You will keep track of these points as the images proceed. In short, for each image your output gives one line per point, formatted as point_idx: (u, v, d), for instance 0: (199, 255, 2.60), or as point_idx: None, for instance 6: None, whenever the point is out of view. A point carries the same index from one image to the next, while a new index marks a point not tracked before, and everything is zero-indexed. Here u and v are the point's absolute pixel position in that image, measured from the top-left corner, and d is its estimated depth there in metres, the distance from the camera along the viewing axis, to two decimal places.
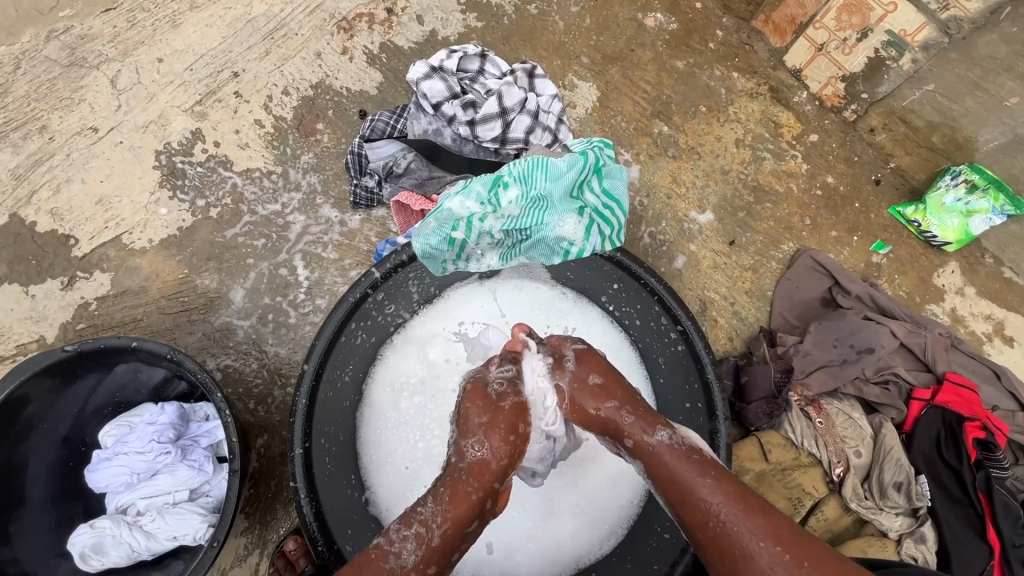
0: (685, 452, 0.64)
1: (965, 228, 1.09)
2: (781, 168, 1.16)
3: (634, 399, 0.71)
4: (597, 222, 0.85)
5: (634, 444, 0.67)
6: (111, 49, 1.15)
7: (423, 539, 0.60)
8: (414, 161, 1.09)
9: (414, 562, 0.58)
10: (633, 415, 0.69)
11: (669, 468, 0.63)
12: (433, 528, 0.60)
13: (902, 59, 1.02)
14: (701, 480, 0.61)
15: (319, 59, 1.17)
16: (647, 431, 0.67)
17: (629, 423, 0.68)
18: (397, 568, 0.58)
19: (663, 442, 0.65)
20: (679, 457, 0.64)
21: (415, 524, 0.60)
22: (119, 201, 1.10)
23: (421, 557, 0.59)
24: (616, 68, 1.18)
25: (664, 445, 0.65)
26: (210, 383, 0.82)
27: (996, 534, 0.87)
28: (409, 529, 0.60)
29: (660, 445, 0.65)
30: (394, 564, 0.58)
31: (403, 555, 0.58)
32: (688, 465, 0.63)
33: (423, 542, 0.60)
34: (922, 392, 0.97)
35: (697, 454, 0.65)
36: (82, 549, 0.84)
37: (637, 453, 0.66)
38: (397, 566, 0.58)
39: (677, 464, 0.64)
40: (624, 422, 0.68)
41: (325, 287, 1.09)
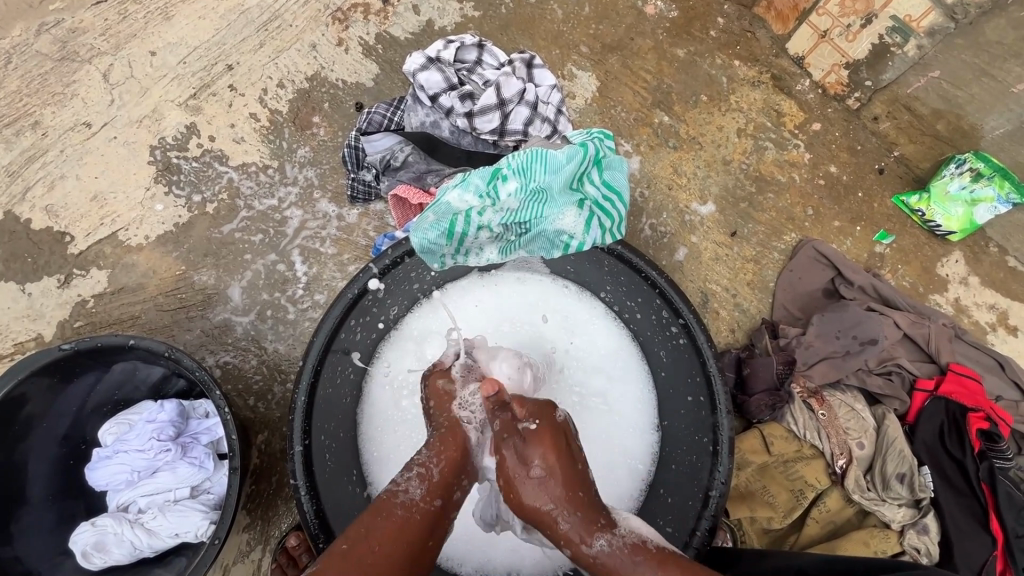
0: (630, 551, 0.60)
1: (970, 217, 1.07)
2: (783, 158, 1.15)
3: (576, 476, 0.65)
4: (598, 214, 0.84)
5: (575, 549, 0.61)
6: (103, 43, 1.13)
7: (425, 477, 0.65)
8: (412, 154, 1.05)
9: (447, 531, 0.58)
10: (573, 514, 0.63)
11: (613, 574, 0.59)
12: (432, 468, 0.66)
13: (907, 46, 1.00)
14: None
15: (314, 50, 1.15)
16: (589, 535, 0.61)
17: (566, 527, 0.62)
18: (406, 500, 0.63)
19: (605, 547, 0.60)
20: (633, 555, 0.59)
21: (416, 466, 0.67)
22: (115, 197, 1.09)
23: None
24: (616, 57, 1.16)
25: (609, 547, 0.60)
26: (209, 381, 0.81)
27: (1000, 524, 0.86)
28: (441, 501, 0.60)
29: (605, 549, 0.60)
30: (404, 497, 0.63)
31: (409, 491, 0.64)
32: (636, 565, 0.58)
33: (425, 479, 0.65)
34: (926, 382, 0.97)
35: (644, 548, 0.60)
36: (84, 547, 0.84)
37: (579, 558, 0.61)
38: (405, 500, 0.63)
39: (625, 567, 0.59)
40: (562, 524, 0.62)
41: (323, 282, 1.08)
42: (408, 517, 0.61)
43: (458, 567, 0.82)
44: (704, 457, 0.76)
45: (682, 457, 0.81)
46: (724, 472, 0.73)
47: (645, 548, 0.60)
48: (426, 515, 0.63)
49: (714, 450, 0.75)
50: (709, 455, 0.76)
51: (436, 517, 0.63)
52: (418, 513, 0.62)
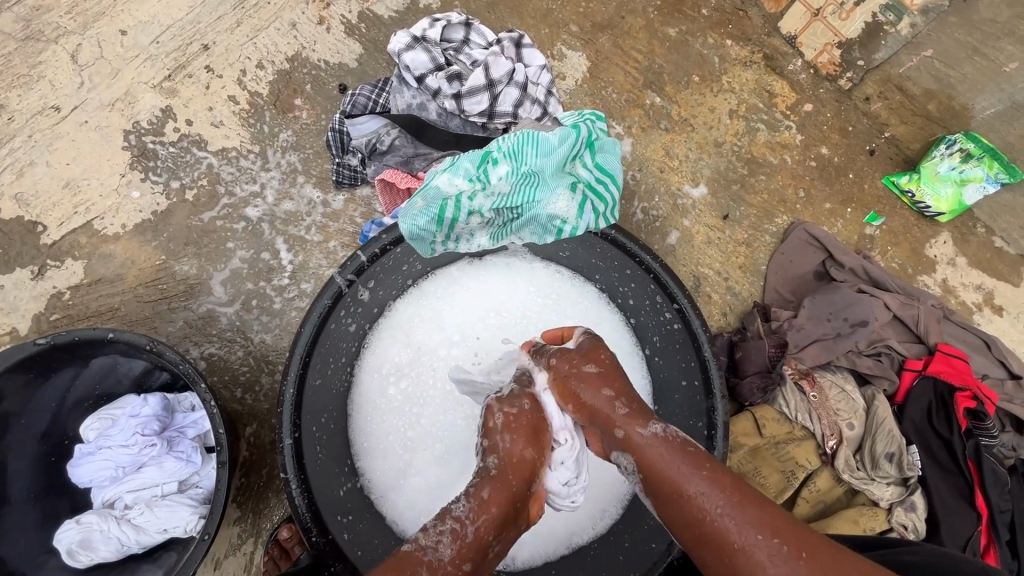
0: (684, 442, 0.58)
1: (959, 198, 1.08)
2: (775, 139, 1.14)
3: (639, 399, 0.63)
4: (591, 198, 0.83)
5: (625, 430, 0.60)
6: (70, 21, 1.08)
7: (458, 534, 0.55)
8: (400, 137, 1.03)
9: (450, 556, 0.53)
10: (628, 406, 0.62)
11: (660, 456, 0.57)
12: (467, 525, 0.55)
13: (900, 24, 0.99)
14: (698, 473, 0.55)
15: (294, 29, 1.10)
16: (643, 420, 0.60)
17: (621, 410, 0.61)
18: (435, 561, 0.52)
19: (658, 433, 0.59)
20: (682, 447, 0.57)
21: (450, 518, 0.56)
22: (89, 183, 1.05)
23: (456, 552, 0.53)
24: (606, 37, 1.14)
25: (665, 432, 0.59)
26: (193, 373, 0.79)
27: (984, 500, 0.88)
28: (443, 524, 0.55)
29: (656, 433, 0.59)
30: (431, 556, 0.52)
31: (439, 548, 0.53)
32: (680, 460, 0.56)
33: (458, 538, 0.54)
34: (914, 362, 0.98)
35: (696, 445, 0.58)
36: (69, 545, 0.82)
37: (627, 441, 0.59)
38: (432, 560, 0.52)
39: (664, 458, 0.57)
40: (617, 406, 0.61)
41: (310, 271, 1.05)
42: None
43: None
44: (698, 441, 0.76)
45: None
46: (719, 456, 0.74)
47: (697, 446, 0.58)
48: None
49: (709, 434, 0.75)
50: (703, 439, 0.76)
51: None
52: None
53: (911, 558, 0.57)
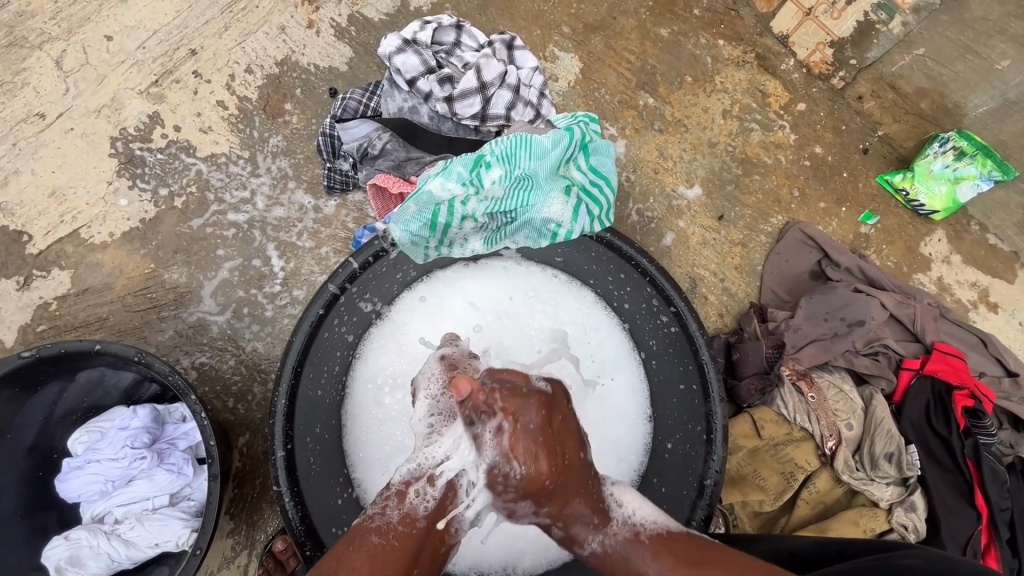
0: (627, 541, 0.60)
1: (953, 195, 1.08)
2: (769, 139, 1.13)
3: (578, 486, 0.61)
4: (585, 201, 0.82)
5: (573, 550, 0.62)
6: (54, 27, 1.06)
7: (404, 497, 0.62)
8: (391, 141, 1.01)
9: (399, 518, 0.60)
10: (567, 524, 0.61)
11: (615, 564, 0.60)
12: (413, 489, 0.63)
13: (892, 22, 1.00)
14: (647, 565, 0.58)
15: (283, 33, 1.09)
16: (582, 537, 0.62)
17: (561, 534, 0.62)
18: (382, 524, 0.60)
19: (598, 545, 0.61)
20: (630, 542, 0.60)
21: (397, 484, 0.64)
22: (75, 192, 1.03)
23: (405, 513, 0.61)
24: (599, 38, 1.13)
25: (603, 547, 0.61)
26: (182, 384, 0.78)
27: (984, 499, 0.88)
28: (390, 492, 0.63)
29: (598, 549, 0.61)
30: (380, 521, 0.60)
31: (386, 513, 0.61)
32: (635, 556, 0.59)
33: (406, 502, 0.62)
34: (911, 361, 0.97)
35: (638, 538, 0.61)
36: (58, 561, 0.81)
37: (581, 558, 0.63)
38: (380, 525, 0.60)
39: (626, 560, 0.60)
40: (556, 531, 0.62)
41: (301, 277, 1.04)
42: (384, 544, 0.58)
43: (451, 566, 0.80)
44: (698, 446, 0.76)
45: (676, 445, 0.80)
46: (718, 461, 0.73)
47: (639, 541, 0.60)
48: (407, 539, 0.59)
49: (708, 438, 0.75)
50: (702, 444, 0.75)
51: (418, 544, 0.59)
52: (397, 539, 0.58)
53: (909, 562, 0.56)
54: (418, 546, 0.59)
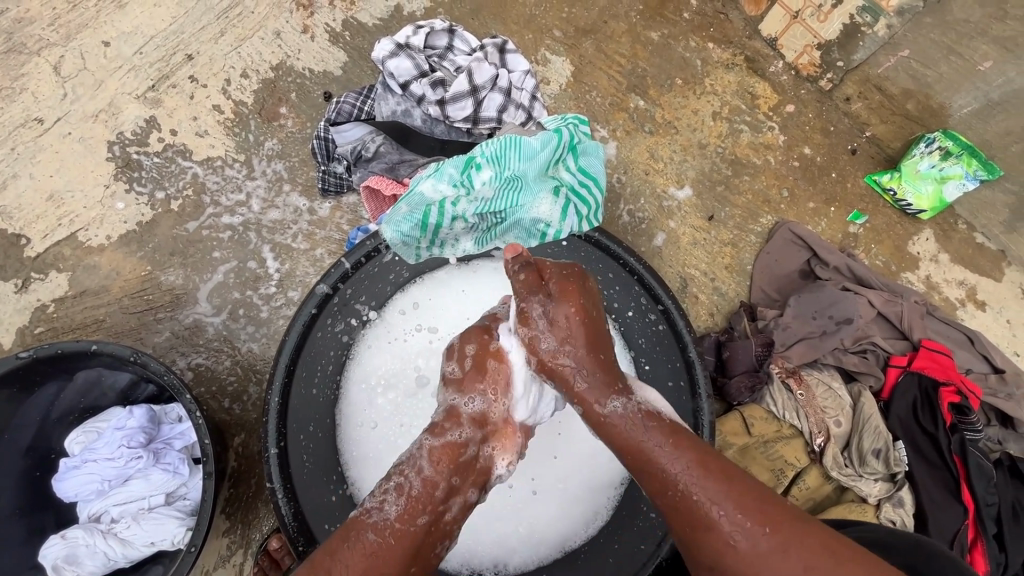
0: (642, 416, 0.59)
1: (939, 194, 1.09)
2: (758, 140, 1.15)
3: (601, 358, 0.64)
4: (574, 202, 0.83)
5: (588, 407, 0.62)
6: (52, 33, 1.07)
7: (404, 491, 0.60)
8: (384, 144, 1.04)
9: (396, 514, 0.58)
10: (590, 376, 0.63)
11: (621, 432, 0.59)
12: (411, 479, 0.60)
13: (877, 25, 1.01)
14: (660, 447, 0.56)
15: (278, 38, 1.10)
16: (603, 396, 0.61)
17: (581, 386, 0.62)
18: (379, 521, 0.57)
19: (618, 409, 0.60)
20: (644, 419, 0.59)
21: (395, 476, 0.61)
22: (72, 196, 1.04)
23: (403, 508, 0.58)
24: (590, 41, 1.15)
25: (624, 409, 0.60)
26: (178, 384, 0.79)
27: (971, 494, 0.89)
28: (389, 483, 0.60)
29: (618, 411, 0.60)
30: (377, 517, 0.58)
31: (384, 508, 0.58)
32: (647, 429, 0.58)
33: (403, 493, 0.59)
34: (899, 358, 0.98)
35: (657, 416, 0.60)
36: (55, 560, 0.82)
37: (589, 416, 0.62)
38: (377, 522, 0.57)
39: (632, 428, 0.59)
40: (577, 383, 0.62)
41: (296, 279, 1.05)
42: (381, 542, 0.56)
43: (443, 563, 0.81)
44: None
45: None
46: None
47: (655, 417, 0.59)
48: (403, 537, 0.57)
49: (694, 434, 0.77)
50: None
51: (414, 540, 0.57)
52: (393, 537, 0.56)
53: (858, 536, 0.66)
54: (417, 542, 0.58)
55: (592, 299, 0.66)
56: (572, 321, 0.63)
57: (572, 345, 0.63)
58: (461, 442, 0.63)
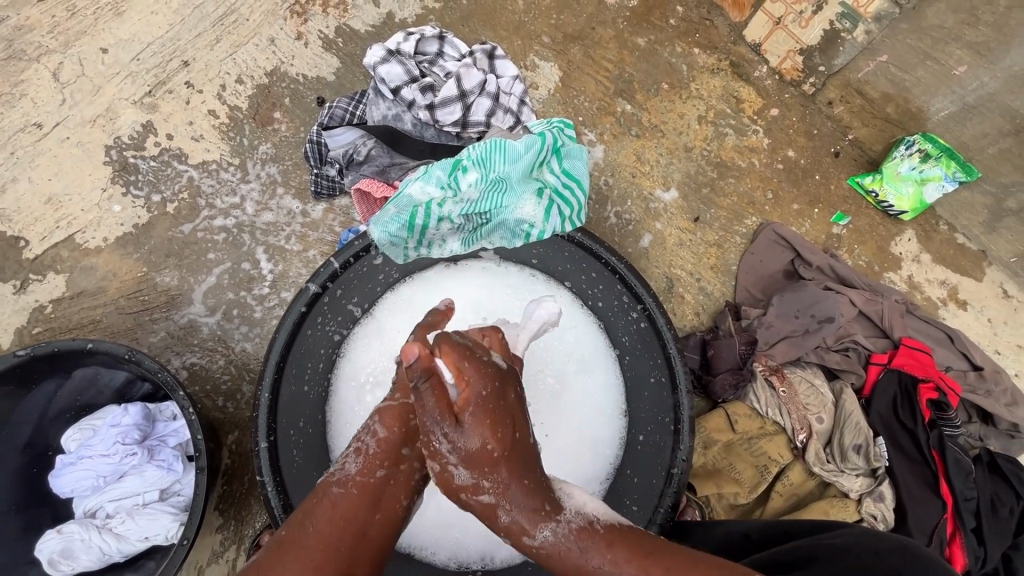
0: (577, 538, 0.55)
1: (920, 196, 1.12)
2: (743, 143, 1.17)
3: (525, 482, 0.56)
4: (557, 203, 0.86)
5: (517, 540, 0.56)
6: (51, 40, 1.10)
7: (361, 451, 0.62)
8: (375, 148, 1.05)
9: (356, 470, 0.60)
10: (514, 507, 0.56)
11: (562, 560, 0.55)
12: (369, 440, 0.62)
13: (856, 31, 1.03)
14: (605, 568, 0.53)
15: (272, 45, 1.13)
16: (533, 526, 0.56)
17: (506, 519, 0.56)
18: (341, 476, 0.60)
19: (549, 536, 0.55)
20: (579, 540, 0.55)
21: (354, 440, 0.63)
22: (70, 199, 1.07)
23: (362, 464, 0.61)
24: (578, 47, 1.17)
25: (554, 537, 0.55)
26: (171, 381, 0.81)
27: (949, 488, 0.91)
28: (350, 446, 0.63)
29: (549, 538, 0.55)
30: (340, 474, 0.60)
31: (345, 466, 0.61)
32: (586, 551, 0.54)
33: (362, 453, 0.62)
34: (880, 356, 1.00)
35: (592, 531, 0.56)
36: (50, 555, 0.83)
37: (524, 549, 0.56)
38: (341, 477, 0.60)
39: (573, 553, 0.54)
40: (502, 518, 0.56)
41: (289, 279, 1.07)
42: (343, 493, 0.58)
43: (431, 556, 0.83)
44: (666, 436, 0.80)
45: (648, 436, 0.82)
46: (684, 450, 0.77)
47: (592, 531, 0.56)
48: (365, 488, 0.59)
49: (675, 429, 0.79)
50: (670, 434, 0.80)
51: (377, 491, 0.59)
52: (355, 487, 0.58)
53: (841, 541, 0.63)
54: (379, 490, 0.60)
55: (513, 416, 0.55)
56: (478, 446, 0.53)
57: (488, 486, 0.54)
58: (415, 406, 0.64)
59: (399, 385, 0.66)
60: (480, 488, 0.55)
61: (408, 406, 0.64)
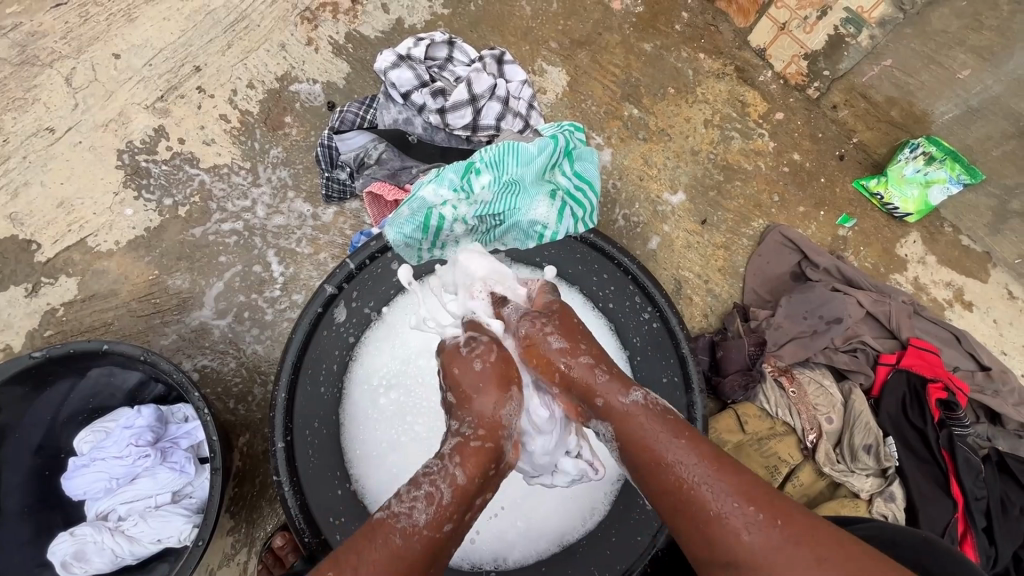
0: (659, 407, 0.62)
1: (925, 198, 1.13)
2: (749, 147, 1.19)
3: (613, 366, 0.67)
4: (570, 204, 0.86)
5: (604, 398, 0.63)
6: (64, 46, 1.11)
7: (433, 500, 0.58)
8: (386, 151, 1.07)
9: (425, 522, 0.57)
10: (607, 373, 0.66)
11: (639, 422, 0.61)
12: (442, 489, 0.59)
13: (860, 36, 1.05)
14: (674, 439, 0.58)
15: (283, 50, 1.14)
16: (623, 388, 0.64)
17: (600, 379, 0.64)
18: (407, 527, 0.56)
19: (637, 399, 0.62)
20: (660, 413, 0.61)
21: (426, 484, 0.59)
22: (82, 203, 1.07)
23: (432, 516, 0.57)
24: (585, 52, 1.19)
25: (645, 401, 0.62)
26: (186, 382, 0.81)
27: (959, 488, 0.92)
28: (419, 490, 0.59)
29: (634, 402, 0.62)
30: (405, 522, 0.56)
31: (413, 514, 0.57)
32: (662, 423, 0.60)
33: (433, 503, 0.58)
34: (888, 356, 1.01)
35: (670, 411, 0.62)
36: (64, 557, 0.83)
37: (610, 411, 0.63)
38: (406, 527, 0.56)
39: (649, 422, 0.61)
40: (596, 376, 0.65)
41: (300, 282, 1.08)
42: (407, 545, 0.55)
43: None
44: None
45: None
46: None
47: (670, 412, 0.62)
48: (429, 544, 0.56)
49: (689, 428, 0.79)
50: None
51: (437, 547, 0.57)
52: (419, 541, 0.56)
53: (861, 532, 0.65)
54: (441, 545, 0.57)
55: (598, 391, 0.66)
56: (577, 330, 0.69)
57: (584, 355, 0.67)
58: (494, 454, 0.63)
59: (482, 423, 0.64)
60: (580, 350, 0.67)
61: (490, 453, 0.62)
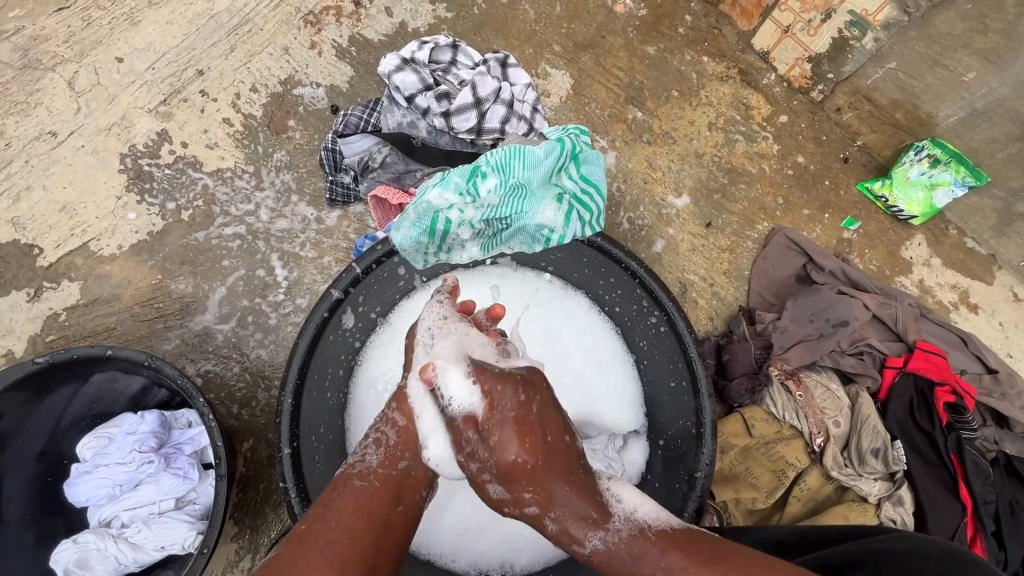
0: (627, 541, 0.56)
1: (930, 201, 1.13)
2: (753, 150, 1.18)
3: (569, 483, 0.59)
4: (577, 208, 0.86)
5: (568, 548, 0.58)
6: (67, 50, 1.11)
7: (382, 441, 0.65)
8: (390, 154, 1.06)
9: (378, 461, 0.63)
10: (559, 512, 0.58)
11: (614, 565, 0.56)
12: (389, 433, 0.65)
13: (865, 39, 1.05)
14: (654, 570, 0.53)
15: (287, 54, 1.14)
16: (582, 534, 0.58)
17: (555, 526, 0.58)
18: (363, 468, 0.62)
19: (598, 544, 0.57)
20: (630, 545, 0.56)
21: (374, 431, 0.66)
22: (85, 207, 1.07)
23: (384, 455, 0.64)
24: (589, 55, 1.18)
25: (605, 545, 0.57)
26: (191, 388, 0.80)
27: (968, 492, 0.91)
28: (370, 438, 0.65)
29: (598, 546, 0.57)
30: (361, 465, 0.62)
31: (367, 457, 0.64)
32: (636, 556, 0.55)
33: (383, 444, 0.64)
34: (895, 359, 1.01)
35: (642, 534, 0.56)
36: (67, 564, 0.83)
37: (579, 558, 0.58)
38: (362, 469, 0.62)
39: (623, 560, 0.56)
40: (549, 526, 0.58)
41: (304, 285, 1.07)
42: (366, 484, 0.60)
43: (452, 563, 0.82)
44: (688, 441, 0.79)
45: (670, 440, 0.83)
46: (708, 454, 0.77)
47: (642, 535, 0.56)
48: (387, 480, 0.61)
49: (698, 433, 0.78)
50: (693, 438, 0.79)
51: (398, 481, 0.62)
52: (377, 479, 0.61)
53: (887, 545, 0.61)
54: (400, 480, 0.62)
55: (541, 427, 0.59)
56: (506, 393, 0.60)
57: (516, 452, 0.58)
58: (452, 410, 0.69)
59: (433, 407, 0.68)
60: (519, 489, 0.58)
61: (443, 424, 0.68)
